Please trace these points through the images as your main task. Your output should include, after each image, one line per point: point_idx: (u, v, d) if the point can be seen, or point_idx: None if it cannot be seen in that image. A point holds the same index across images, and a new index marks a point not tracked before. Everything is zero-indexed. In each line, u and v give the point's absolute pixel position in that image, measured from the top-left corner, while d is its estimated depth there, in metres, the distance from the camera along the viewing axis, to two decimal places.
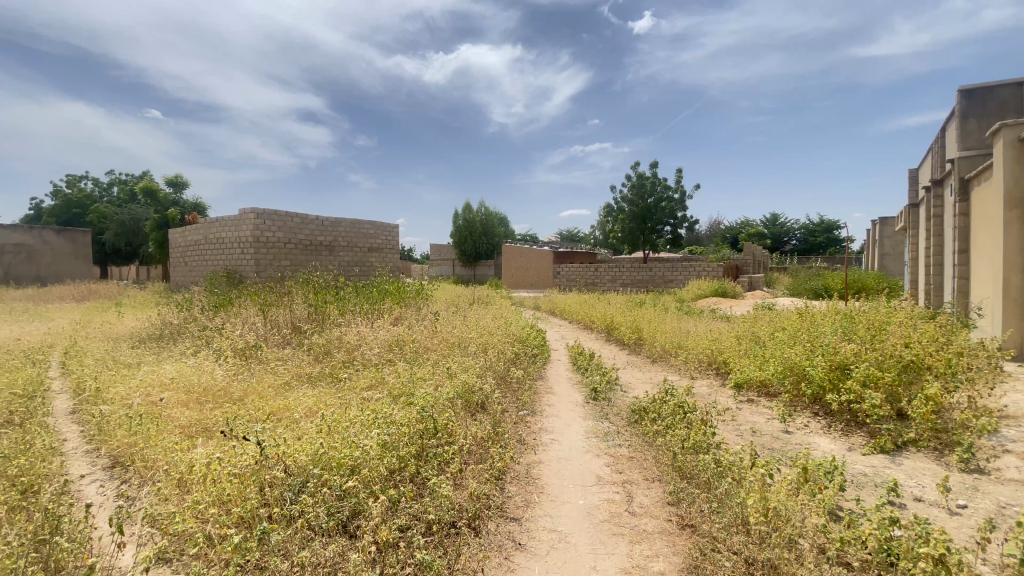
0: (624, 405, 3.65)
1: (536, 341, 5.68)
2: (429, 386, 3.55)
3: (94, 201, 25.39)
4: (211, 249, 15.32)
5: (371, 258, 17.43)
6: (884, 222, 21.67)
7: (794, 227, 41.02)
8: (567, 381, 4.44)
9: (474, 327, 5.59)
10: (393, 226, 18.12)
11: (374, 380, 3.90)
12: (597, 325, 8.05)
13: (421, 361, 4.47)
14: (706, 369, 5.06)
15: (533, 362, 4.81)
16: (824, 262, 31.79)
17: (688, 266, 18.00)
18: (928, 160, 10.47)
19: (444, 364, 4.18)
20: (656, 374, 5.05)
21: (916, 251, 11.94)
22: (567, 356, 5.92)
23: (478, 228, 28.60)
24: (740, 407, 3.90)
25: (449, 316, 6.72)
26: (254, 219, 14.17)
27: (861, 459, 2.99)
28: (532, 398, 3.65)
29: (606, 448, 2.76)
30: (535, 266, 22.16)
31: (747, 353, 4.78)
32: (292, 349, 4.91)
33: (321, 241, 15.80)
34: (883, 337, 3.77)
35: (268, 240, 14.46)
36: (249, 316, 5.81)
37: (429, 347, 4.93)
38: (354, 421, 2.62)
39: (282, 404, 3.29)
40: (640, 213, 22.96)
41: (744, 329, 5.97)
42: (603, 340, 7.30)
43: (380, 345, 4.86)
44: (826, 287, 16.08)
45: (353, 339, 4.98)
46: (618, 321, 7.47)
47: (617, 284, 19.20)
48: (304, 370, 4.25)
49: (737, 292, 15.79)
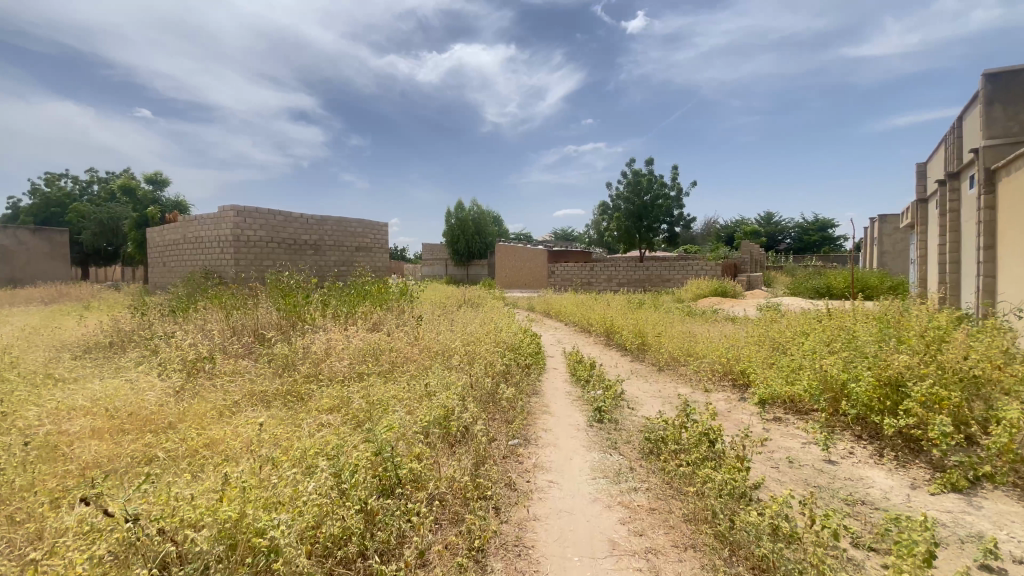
0: (634, 430, 3.06)
1: (530, 348, 5.11)
2: (401, 410, 2.95)
3: (74, 200, 24.54)
4: (189, 248, 14.65)
5: (358, 258, 16.79)
6: (884, 219, 21.29)
7: (789, 226, 40.75)
8: (566, 397, 3.85)
9: (459, 333, 5.02)
10: (382, 224, 17.48)
11: (338, 400, 3.29)
12: (595, 328, 7.46)
13: (397, 374, 3.88)
14: (721, 380, 4.48)
15: (526, 373, 4.22)
16: (818, 261, 31.52)
17: (686, 264, 17.48)
18: (941, 153, 9.98)
19: (422, 379, 3.59)
20: (664, 386, 4.48)
21: (925, 248, 11.46)
22: (563, 364, 5.36)
23: (470, 227, 27.98)
24: (769, 429, 3.34)
25: (435, 319, 6.12)
26: (234, 217, 13.52)
27: (932, 501, 2.43)
28: (525, 423, 3.06)
29: (618, 495, 2.17)
30: (529, 265, 21.57)
31: (771, 363, 4.21)
32: (251, 361, 4.30)
33: (305, 240, 15.15)
34: (939, 347, 3.19)
35: (249, 239, 13.80)
36: (208, 322, 5.18)
37: (406, 357, 4.33)
38: (291, 472, 2.03)
39: (219, 438, 2.68)
40: (636, 211, 22.43)
41: (759, 332, 5.40)
42: (602, 345, 6.73)
43: (352, 356, 4.25)
44: (829, 286, 15.60)
45: (321, 349, 4.38)
46: (619, 324, 6.90)
47: (613, 284, 18.72)
48: (258, 388, 3.64)
49: (738, 291, 15.25)
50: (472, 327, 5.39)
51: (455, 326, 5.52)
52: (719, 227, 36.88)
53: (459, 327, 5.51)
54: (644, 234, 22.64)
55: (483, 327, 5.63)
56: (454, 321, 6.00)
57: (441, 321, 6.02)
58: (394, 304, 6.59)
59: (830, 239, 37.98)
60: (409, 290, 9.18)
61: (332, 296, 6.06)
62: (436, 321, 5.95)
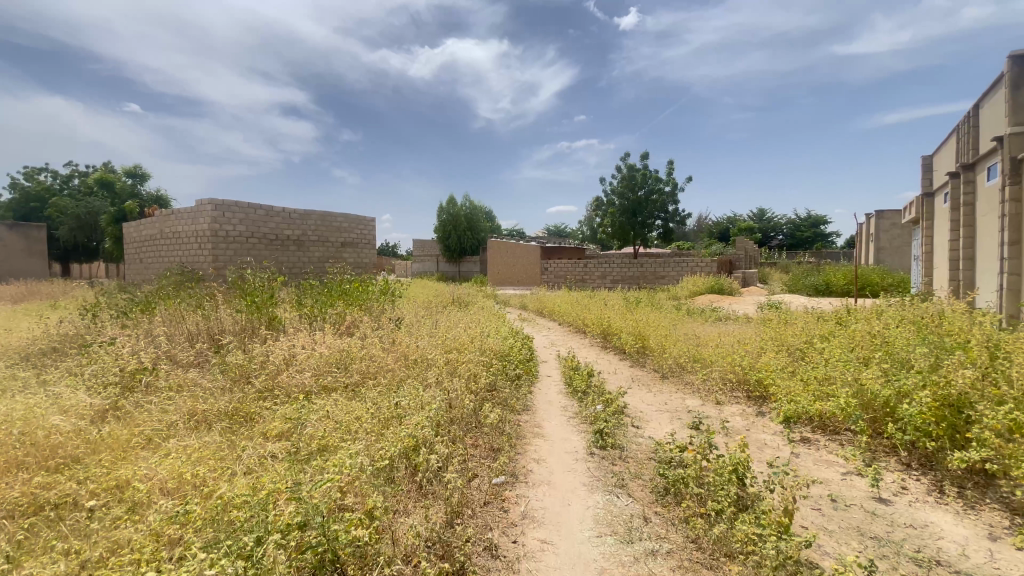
0: (643, 460, 2.57)
1: (520, 353, 4.61)
2: (365, 440, 2.44)
3: (52, 194, 23.66)
4: (166, 244, 14.00)
5: (344, 254, 16.21)
6: (881, 215, 20.97)
7: (782, 222, 40.54)
8: (560, 413, 3.34)
9: (441, 336, 4.51)
10: (369, 219, 16.88)
11: (291, 423, 2.78)
12: (591, 329, 6.98)
13: (364, 389, 3.36)
14: (734, 391, 3.99)
15: (516, 386, 3.71)
16: (812, 257, 31.29)
17: (681, 261, 17.04)
18: (952, 145, 9.56)
19: (394, 396, 3.08)
20: (670, 397, 4.00)
21: (931, 244, 11.06)
22: (556, 370, 4.87)
23: (462, 222, 27.38)
24: (799, 455, 2.85)
25: (417, 320, 5.60)
26: (211, 211, 12.90)
27: (1018, 559, 1.90)
28: (514, 453, 2.56)
29: (632, 564, 1.66)
30: (521, 262, 21.04)
31: (794, 372, 3.73)
32: (201, 372, 3.77)
33: (288, 236, 14.58)
34: (1004, 360, 2.72)
35: (228, 234, 13.19)
36: (160, 325, 4.63)
37: (379, 367, 3.81)
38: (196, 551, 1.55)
39: (129, 479, 2.16)
40: (631, 207, 21.96)
41: (772, 334, 4.92)
42: (598, 348, 6.24)
43: (316, 368, 3.74)
44: (828, 283, 15.20)
45: (280, 358, 3.85)
46: (617, 325, 6.41)
47: (608, 281, 18.27)
48: (200, 406, 3.11)
49: (735, 289, 14.80)
50: (456, 329, 4.89)
51: (437, 328, 5.01)
52: (713, 223, 36.57)
53: (441, 328, 5.00)
54: (639, 230, 22.19)
55: (469, 329, 5.12)
56: (438, 323, 5.49)
57: (423, 322, 5.50)
58: (374, 302, 6.06)
59: (824, 235, 37.74)
60: (393, 289, 8.64)
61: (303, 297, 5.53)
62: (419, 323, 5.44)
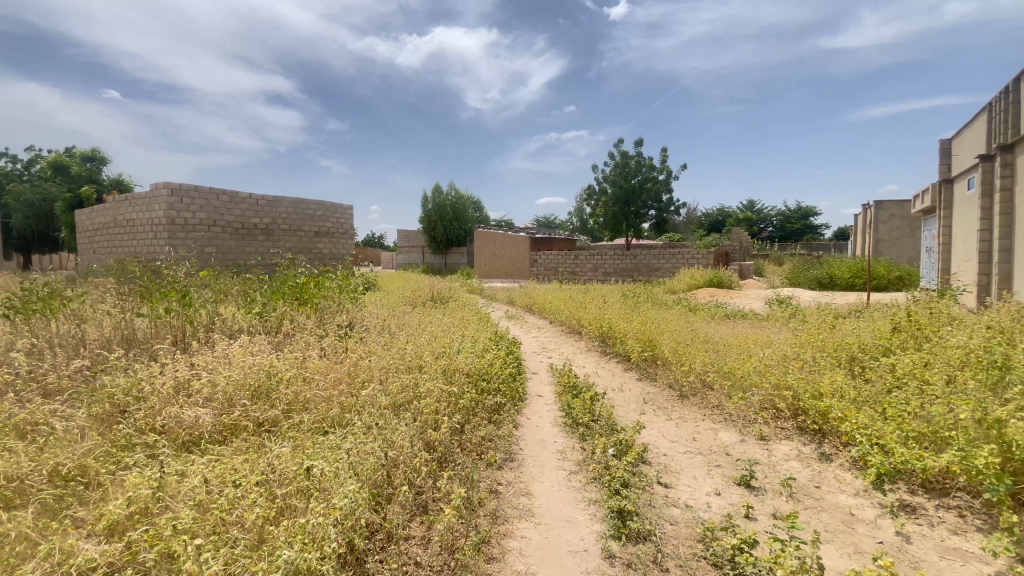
0: (690, 567, 1.64)
1: (503, 367, 3.64)
2: (239, 554, 1.48)
3: (9, 180, 22.09)
4: (120, 232, 12.80)
5: (319, 244, 15.10)
6: (880, 206, 20.29)
7: (772, 213, 39.93)
8: (557, 465, 2.38)
9: (401, 344, 3.52)
10: (345, 207, 15.75)
11: (140, 506, 1.79)
12: (588, 330, 6.03)
13: (281, 437, 2.38)
14: (781, 422, 3.08)
15: (496, 422, 2.75)
16: (804, 249, 30.63)
17: (677, 253, 16.16)
18: (980, 125, 8.67)
19: (316, 451, 2.10)
20: (696, 430, 3.08)
21: (950, 234, 10.25)
22: (549, 388, 3.91)
23: (448, 212, 26.20)
24: (911, 542, 1.94)
25: (380, 323, 4.60)
26: (167, 195, 11.71)
27: None
28: (486, 565, 1.59)
29: None
30: (509, 253, 20.00)
31: (868, 400, 2.79)
32: (64, 404, 2.77)
33: (255, 224, 13.44)
34: None
35: (187, 222, 12.04)
36: (37, 334, 3.59)
37: (310, 397, 2.82)
38: None
39: None
40: (623, 196, 21.00)
41: (814, 340, 3.98)
42: (595, 354, 5.30)
43: (220, 403, 2.74)
44: (832, 276, 14.32)
45: (174, 383, 2.85)
46: (618, 326, 5.46)
47: (600, 274, 17.37)
48: (25, 467, 2.11)
49: (735, 282, 13.95)
50: (423, 335, 3.91)
51: (400, 333, 4.03)
52: (704, 214, 35.75)
53: (405, 333, 4.02)
54: (631, 221, 21.26)
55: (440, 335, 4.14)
56: (406, 326, 4.50)
57: (388, 326, 4.50)
58: (329, 299, 5.03)
59: (816, 226, 37.13)
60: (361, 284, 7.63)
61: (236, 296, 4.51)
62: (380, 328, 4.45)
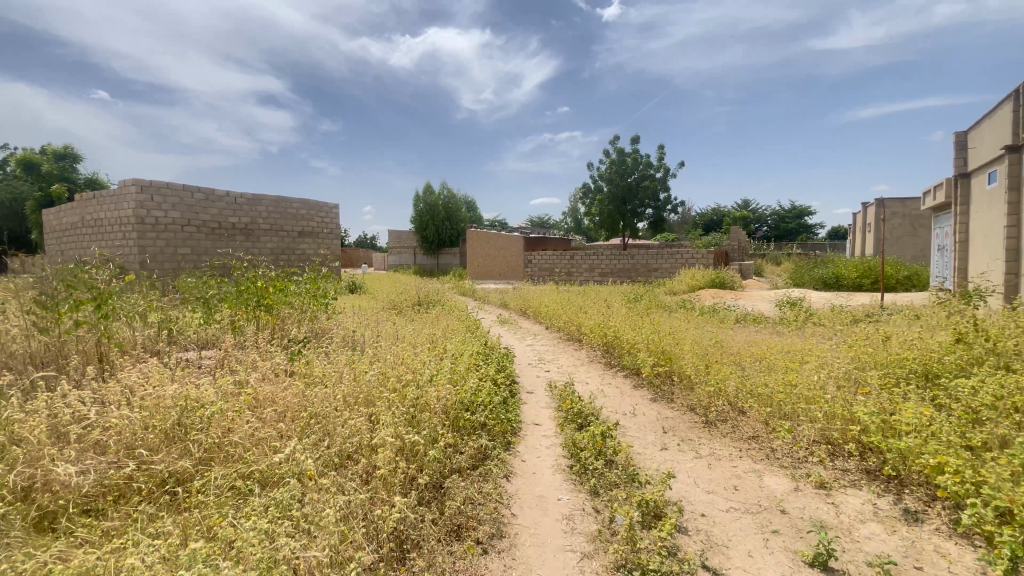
0: None
1: (491, 391, 2.99)
2: None
3: None
4: (87, 233, 12.01)
5: (302, 244, 14.39)
6: (881, 202, 19.84)
7: (767, 213, 39.52)
8: (564, 542, 1.74)
9: (365, 363, 2.85)
10: (331, 206, 15.06)
11: None
12: (589, 338, 5.38)
13: (181, 518, 1.73)
14: (839, 464, 2.46)
15: (482, 476, 2.10)
16: (802, 249, 30.19)
17: (676, 253, 15.57)
18: (1003, 114, 8.10)
19: (215, 546, 1.45)
20: (734, 475, 2.46)
21: (967, 232, 9.69)
22: (548, 414, 3.27)
23: (440, 211, 25.51)
24: None
25: (349, 335, 3.93)
26: (136, 193, 10.94)
27: None
28: None
29: None
30: (501, 253, 19.31)
31: (959, 438, 2.17)
32: None
33: (233, 224, 12.72)
34: None
35: (158, 221, 11.29)
36: None
37: (239, 445, 2.17)
38: None
39: None
40: (620, 194, 20.38)
41: (861, 353, 3.35)
42: (598, 368, 4.63)
43: (112, 453, 2.06)
44: (838, 276, 13.59)
45: (53, 424, 2.16)
46: (624, 334, 4.82)
47: (596, 275, 16.77)
48: None
49: (738, 283, 13.35)
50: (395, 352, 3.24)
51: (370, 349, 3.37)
52: (699, 214, 35.23)
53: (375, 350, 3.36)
54: (628, 220, 20.66)
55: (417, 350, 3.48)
56: (378, 339, 3.82)
57: (357, 340, 3.83)
58: (290, 304, 4.36)
59: (812, 226, 36.77)
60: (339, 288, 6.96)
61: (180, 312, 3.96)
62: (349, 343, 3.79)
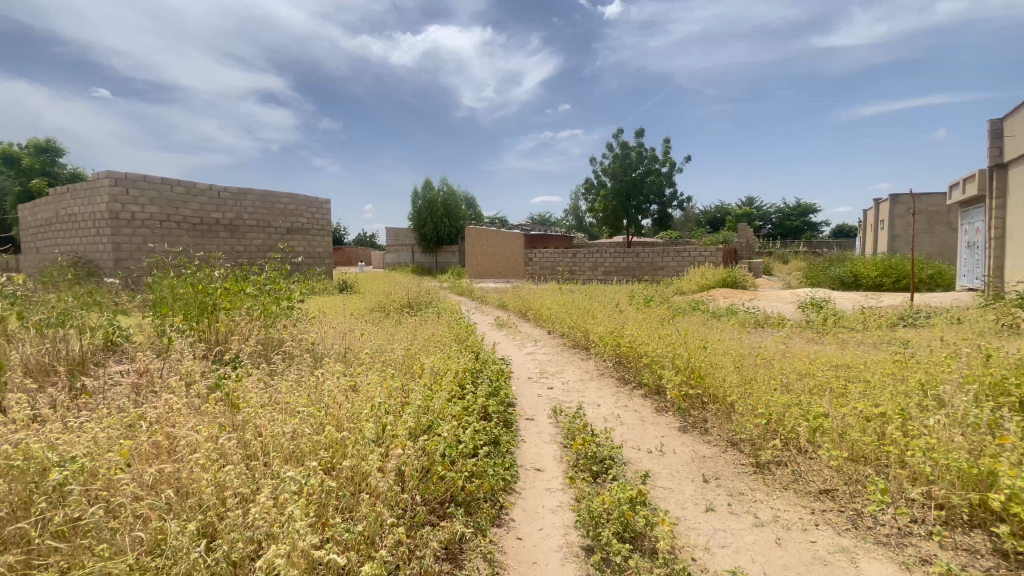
0: None
1: (477, 431, 2.28)
2: None
3: None
4: (60, 229, 11.30)
5: (291, 241, 13.68)
6: (897, 197, 19.09)
7: (771, 210, 38.80)
8: None
9: (310, 392, 2.15)
10: (322, 201, 14.36)
11: None
12: (599, 346, 4.67)
13: None
14: (964, 551, 1.77)
15: None
16: (809, 247, 29.45)
17: (683, 250, 14.84)
18: None
19: None
20: (815, 558, 1.77)
21: (1004, 227, 8.97)
22: (555, 453, 2.58)
23: (439, 208, 24.79)
24: None
25: (309, 352, 3.23)
26: (109, 185, 10.25)
27: None
28: None
29: None
30: (501, 251, 18.54)
31: None
32: None
33: (216, 219, 12.03)
34: None
35: (134, 217, 10.60)
36: None
37: (105, 532, 1.49)
38: None
39: None
40: (624, 189, 19.60)
41: (955, 378, 2.63)
42: (611, 385, 3.92)
43: None
44: (856, 275, 12.82)
45: None
46: (640, 343, 4.10)
47: (599, 273, 16.06)
48: None
49: (749, 282, 12.64)
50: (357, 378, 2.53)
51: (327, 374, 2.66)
52: (703, 212, 34.43)
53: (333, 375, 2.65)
54: (632, 216, 19.88)
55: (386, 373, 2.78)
56: (343, 358, 3.11)
57: (317, 359, 3.12)
58: (240, 311, 3.67)
59: (818, 224, 35.97)
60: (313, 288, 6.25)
61: (107, 324, 3.28)
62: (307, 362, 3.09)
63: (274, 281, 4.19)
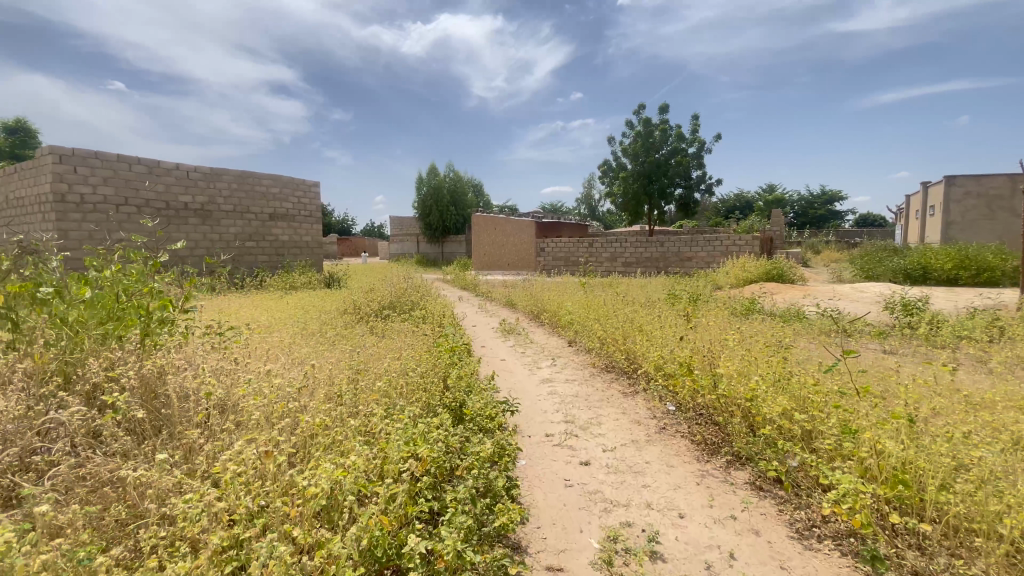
0: None
1: None
2: None
3: None
4: (3, 214, 9.80)
5: (275, 229, 12.15)
6: (953, 178, 17.09)
7: (794, 197, 36.54)
8: None
9: None
10: (309, 183, 12.80)
11: None
12: (657, 380, 3.01)
13: None
14: None
15: None
16: (837, 237, 27.34)
17: (712, 238, 13.09)
18: None
19: None
20: None
21: None
22: None
23: (444, 195, 23.15)
24: None
25: (120, 441, 1.66)
26: (53, 162, 8.72)
27: None
28: None
29: None
30: (510, 240, 16.84)
31: None
32: None
33: (185, 203, 10.53)
34: None
35: (84, 200, 9.07)
36: None
37: None
38: None
39: None
40: (646, 172, 17.75)
41: None
42: (686, 459, 2.33)
43: None
44: (923, 267, 10.94)
45: None
46: (740, 377, 2.42)
47: (618, 265, 14.40)
48: None
49: (797, 276, 10.83)
50: None
51: None
52: (722, 200, 32.34)
53: None
54: (654, 201, 18.05)
55: (227, 525, 1.21)
56: (174, 463, 1.54)
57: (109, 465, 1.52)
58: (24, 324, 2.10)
59: (845, 212, 33.68)
60: (251, 327, 4.86)
61: None
62: (96, 481, 1.51)
63: (141, 268, 2.59)
